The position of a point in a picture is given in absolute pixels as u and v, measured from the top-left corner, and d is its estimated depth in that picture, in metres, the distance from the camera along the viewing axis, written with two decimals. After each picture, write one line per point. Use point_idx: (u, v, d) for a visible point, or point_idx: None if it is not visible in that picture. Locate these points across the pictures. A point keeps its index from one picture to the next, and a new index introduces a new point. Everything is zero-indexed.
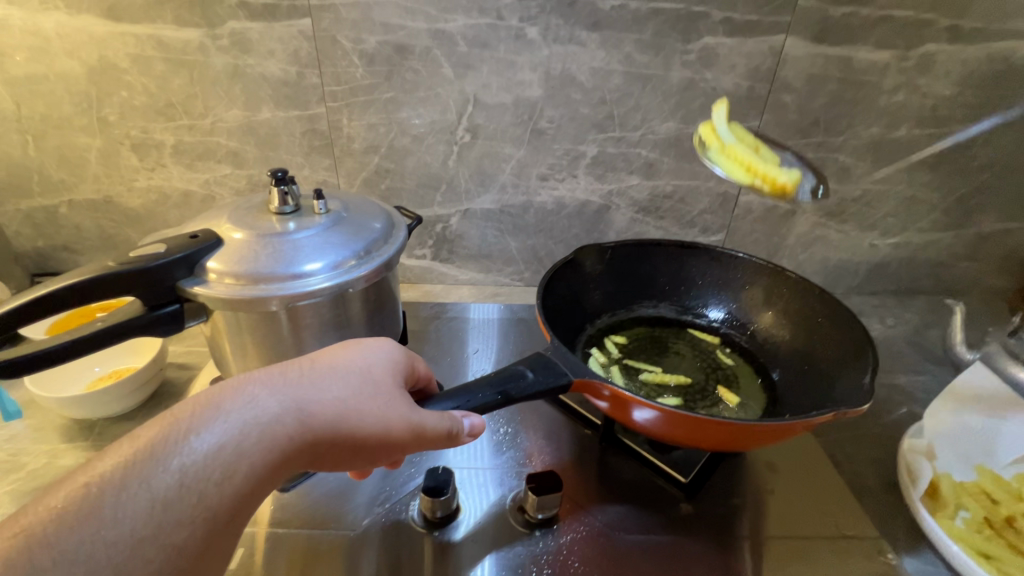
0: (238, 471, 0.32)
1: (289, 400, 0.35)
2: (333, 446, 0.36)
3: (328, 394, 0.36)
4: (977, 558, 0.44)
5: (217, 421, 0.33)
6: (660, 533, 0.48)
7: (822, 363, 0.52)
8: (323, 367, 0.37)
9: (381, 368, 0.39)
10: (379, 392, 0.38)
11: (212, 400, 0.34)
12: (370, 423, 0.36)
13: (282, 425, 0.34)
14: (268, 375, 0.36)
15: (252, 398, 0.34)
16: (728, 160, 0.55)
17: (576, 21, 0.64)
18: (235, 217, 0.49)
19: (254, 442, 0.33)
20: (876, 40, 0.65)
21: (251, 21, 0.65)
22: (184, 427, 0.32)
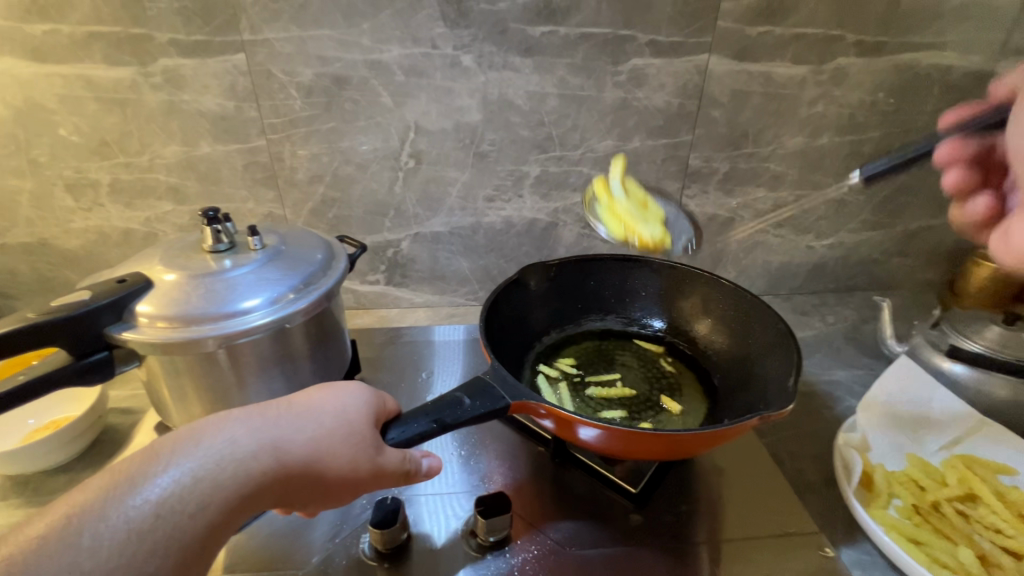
0: (207, 507, 0.32)
1: (264, 437, 0.35)
2: (306, 483, 0.35)
3: (303, 432, 0.35)
4: (907, 546, 0.45)
5: (189, 456, 0.33)
6: (611, 546, 0.49)
7: (757, 366, 0.54)
8: (299, 407, 0.37)
9: (358, 406, 0.38)
10: (357, 426, 0.37)
11: (187, 437, 0.34)
12: (344, 461, 0.35)
13: (258, 461, 0.34)
14: (246, 413, 0.36)
15: (226, 435, 0.34)
16: (608, 220, 0.59)
17: (508, 48, 0.66)
18: (168, 258, 0.49)
19: (225, 477, 0.32)
20: (792, 57, 0.69)
21: (184, 58, 0.64)
22: (158, 462, 0.32)
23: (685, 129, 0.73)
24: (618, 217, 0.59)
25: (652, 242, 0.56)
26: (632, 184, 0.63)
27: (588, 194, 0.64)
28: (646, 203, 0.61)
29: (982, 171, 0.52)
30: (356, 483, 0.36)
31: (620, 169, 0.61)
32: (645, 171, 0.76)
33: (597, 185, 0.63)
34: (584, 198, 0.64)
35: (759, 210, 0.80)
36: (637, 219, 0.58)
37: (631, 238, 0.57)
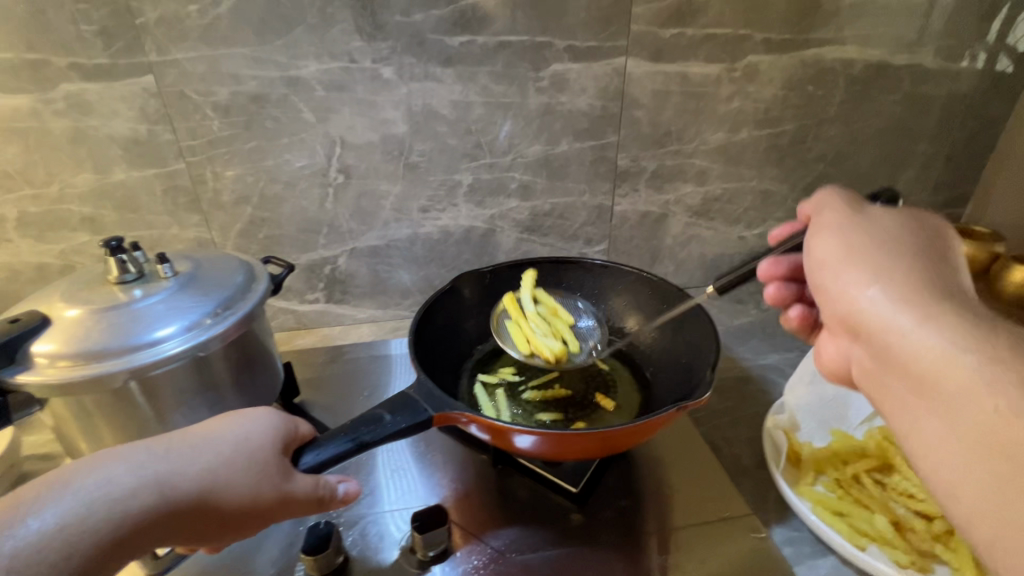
0: (83, 551, 0.30)
1: (151, 473, 0.33)
2: (201, 517, 0.34)
3: (194, 466, 0.34)
4: (831, 520, 0.47)
5: (64, 498, 0.31)
6: (553, 548, 0.49)
7: (685, 356, 0.56)
8: (194, 439, 0.36)
9: (261, 434, 0.37)
10: (255, 456, 0.36)
11: (62, 479, 0.32)
12: (243, 491, 0.35)
13: (141, 500, 0.32)
14: (132, 450, 0.34)
15: (108, 474, 0.32)
16: (514, 335, 0.59)
17: (428, 58, 0.66)
18: (70, 293, 0.46)
19: (102, 520, 0.31)
20: (705, 56, 0.71)
21: (87, 82, 0.62)
22: (23, 508, 0.30)
23: (611, 130, 0.75)
24: (520, 333, 0.59)
25: (552, 357, 0.56)
26: (543, 297, 0.62)
27: (498, 305, 0.62)
28: (557, 318, 0.60)
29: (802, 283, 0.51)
30: (258, 513, 0.36)
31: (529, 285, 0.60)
32: (576, 173, 0.77)
33: (508, 301, 0.61)
34: (493, 313, 0.62)
35: (689, 205, 0.83)
36: (542, 333, 0.58)
37: (535, 355, 0.57)
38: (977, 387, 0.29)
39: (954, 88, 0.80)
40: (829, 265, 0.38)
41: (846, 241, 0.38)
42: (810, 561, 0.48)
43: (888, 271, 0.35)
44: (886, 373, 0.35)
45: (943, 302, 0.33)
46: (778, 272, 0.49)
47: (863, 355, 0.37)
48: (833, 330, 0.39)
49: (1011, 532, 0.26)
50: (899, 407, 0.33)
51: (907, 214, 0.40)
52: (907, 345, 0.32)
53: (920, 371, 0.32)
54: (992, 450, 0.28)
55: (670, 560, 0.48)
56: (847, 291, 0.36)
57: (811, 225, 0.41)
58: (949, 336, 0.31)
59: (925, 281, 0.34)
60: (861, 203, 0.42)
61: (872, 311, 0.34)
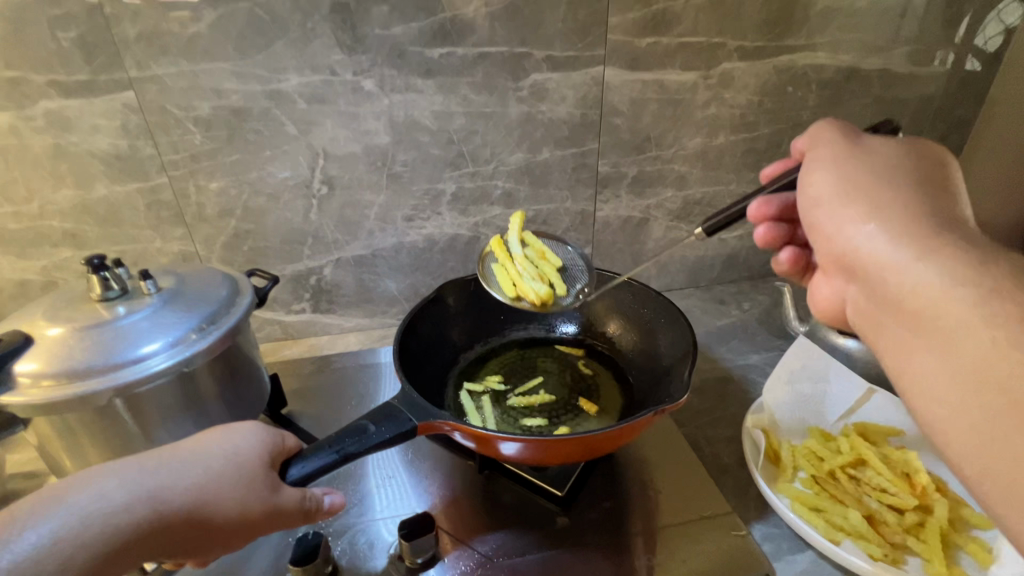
0: (75, 564, 0.30)
1: (143, 487, 0.34)
2: (191, 531, 0.34)
3: (185, 480, 0.35)
4: (807, 516, 0.49)
5: (56, 513, 0.31)
6: (539, 551, 0.50)
7: (666, 359, 0.57)
8: (185, 452, 0.36)
9: (250, 447, 0.37)
10: (245, 469, 0.36)
11: (54, 494, 0.32)
12: (234, 504, 0.35)
13: (132, 514, 0.33)
14: (123, 465, 0.35)
15: (99, 489, 0.33)
16: (500, 279, 0.60)
17: (408, 70, 0.67)
18: (52, 312, 0.46)
19: (94, 534, 0.31)
20: (681, 64, 0.73)
21: (66, 99, 0.62)
22: (16, 524, 0.31)
23: (591, 138, 0.76)
24: (507, 276, 0.59)
25: (538, 300, 0.56)
26: (531, 243, 0.62)
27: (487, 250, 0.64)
28: (543, 262, 0.60)
29: (792, 223, 0.51)
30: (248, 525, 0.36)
31: (517, 226, 0.61)
32: (558, 179, 0.78)
33: (496, 244, 0.63)
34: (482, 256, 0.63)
35: (670, 209, 0.85)
36: (528, 276, 0.58)
37: (521, 298, 0.57)
38: (971, 319, 0.28)
39: (922, 91, 0.83)
40: (825, 204, 0.37)
41: (845, 176, 0.37)
42: (788, 557, 0.49)
43: (885, 207, 0.34)
44: (882, 312, 0.33)
45: (941, 235, 0.31)
46: (770, 212, 0.48)
47: (860, 293, 0.35)
48: (830, 271, 0.38)
49: (1002, 464, 0.26)
50: (894, 345, 0.32)
51: (909, 148, 0.39)
52: (902, 281, 0.31)
53: (915, 306, 0.31)
54: (985, 384, 0.27)
55: (654, 559, 0.49)
56: (844, 230, 0.35)
57: (807, 162, 0.41)
58: (945, 269, 0.30)
59: (926, 216, 0.33)
60: (863, 138, 0.40)
61: (867, 248, 0.33)
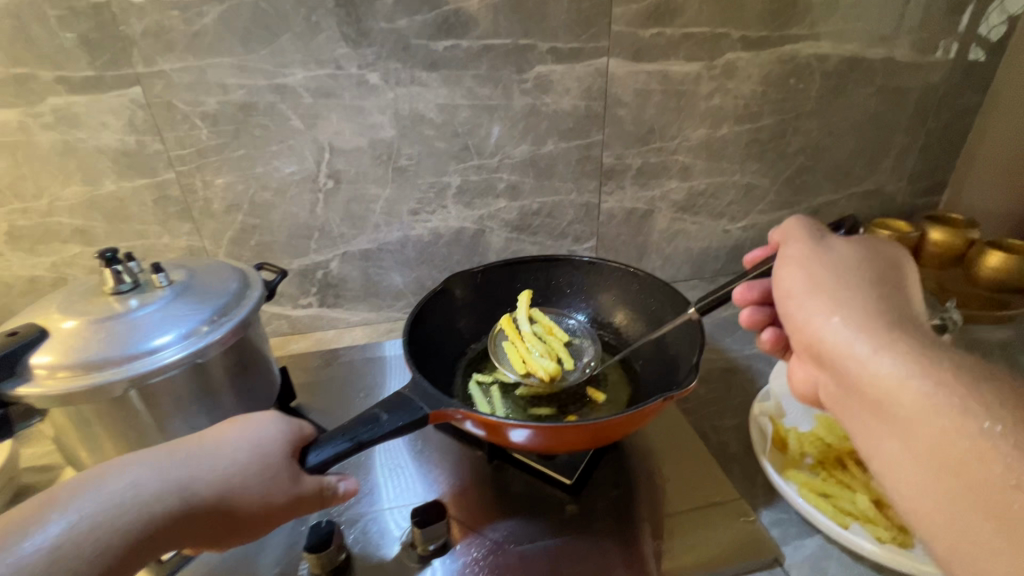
0: (111, 546, 0.31)
1: (173, 474, 0.34)
2: (217, 518, 0.35)
3: (213, 469, 0.35)
4: (816, 501, 0.49)
5: (92, 497, 0.32)
6: (550, 538, 0.50)
7: (672, 348, 0.58)
8: (211, 443, 0.37)
9: (273, 439, 0.38)
10: (270, 459, 0.37)
11: (89, 479, 0.33)
12: (259, 492, 0.36)
13: (164, 501, 0.33)
14: (153, 454, 0.35)
15: (132, 476, 0.33)
16: (510, 356, 0.60)
17: (413, 63, 0.67)
18: (66, 305, 0.47)
19: (129, 519, 0.32)
20: (684, 54, 0.73)
21: (74, 95, 0.62)
22: (54, 506, 0.31)
23: (595, 129, 0.76)
24: (517, 355, 0.59)
25: (546, 377, 0.57)
26: (539, 319, 0.63)
27: (496, 327, 0.64)
28: (553, 338, 0.61)
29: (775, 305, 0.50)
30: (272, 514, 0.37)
31: (527, 304, 0.62)
32: (562, 171, 0.79)
33: (505, 321, 0.63)
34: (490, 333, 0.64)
35: (674, 200, 0.85)
36: (538, 353, 0.59)
37: (529, 375, 0.57)
38: (926, 409, 0.30)
39: (926, 80, 0.83)
40: (796, 297, 0.40)
41: (812, 273, 0.40)
42: (796, 541, 0.50)
43: (848, 303, 0.37)
44: (848, 398, 0.36)
45: (897, 331, 0.34)
46: (750, 296, 0.48)
47: (829, 380, 0.38)
48: (803, 357, 0.40)
49: (970, 550, 0.27)
50: (864, 433, 0.34)
51: (867, 248, 0.42)
52: (864, 371, 0.34)
53: (878, 397, 0.33)
54: (946, 467, 0.29)
55: (663, 545, 0.49)
56: (813, 322, 0.38)
57: (780, 255, 0.44)
58: (901, 362, 0.32)
59: (883, 312, 0.36)
60: (828, 237, 0.44)
61: (834, 338, 0.36)
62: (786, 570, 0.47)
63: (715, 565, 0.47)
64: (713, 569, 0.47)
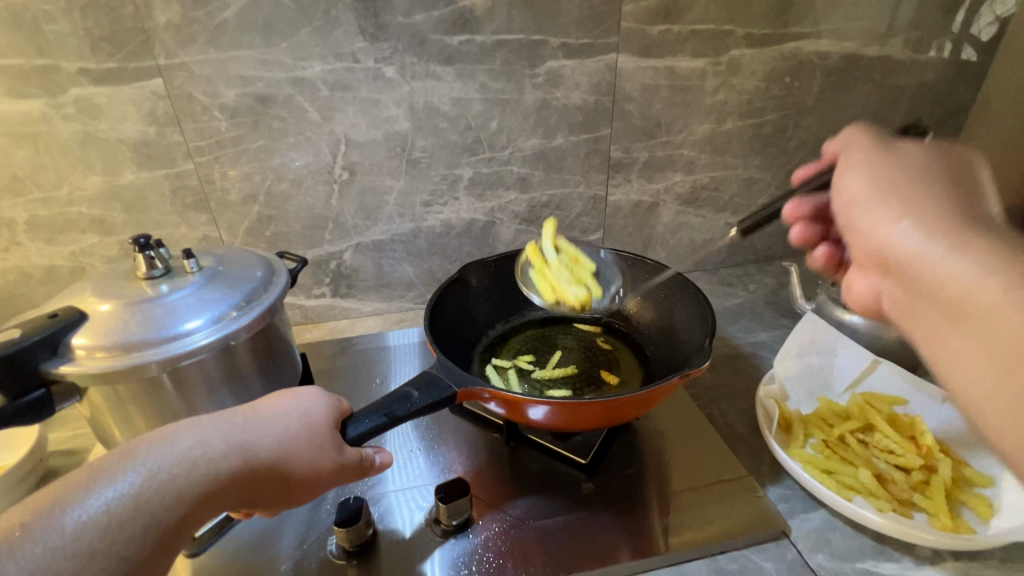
0: (183, 498, 0.33)
1: (238, 436, 0.36)
2: (275, 481, 0.37)
3: (269, 435, 0.37)
4: (820, 476, 0.52)
5: (165, 453, 0.34)
6: (567, 513, 0.52)
7: (682, 333, 0.60)
8: (268, 410, 0.39)
9: (320, 411, 0.40)
10: (319, 430, 0.39)
11: (161, 437, 0.35)
12: (311, 460, 0.38)
13: (228, 461, 0.35)
14: (217, 417, 0.37)
15: (201, 435, 0.35)
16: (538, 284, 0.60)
17: (429, 57, 0.69)
18: (101, 289, 0.48)
19: (199, 473, 0.34)
20: (691, 51, 0.75)
21: (96, 86, 0.63)
22: (132, 460, 0.33)
23: (604, 124, 0.78)
24: (546, 281, 0.60)
25: (576, 304, 0.57)
26: (563, 249, 0.64)
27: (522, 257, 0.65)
28: (578, 264, 0.62)
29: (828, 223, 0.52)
30: (321, 481, 0.39)
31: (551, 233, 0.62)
32: (571, 165, 0.81)
33: (532, 250, 0.63)
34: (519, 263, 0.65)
35: (679, 193, 0.87)
36: (566, 281, 0.59)
37: (559, 302, 0.58)
38: (1001, 306, 0.30)
39: (922, 77, 0.85)
40: (860, 203, 0.39)
41: (877, 179, 0.39)
42: (802, 515, 0.52)
43: (919, 207, 0.36)
44: (917, 302, 0.35)
45: (973, 228, 0.33)
46: (801, 212, 0.50)
47: (894, 286, 0.37)
48: (867, 265, 0.40)
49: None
50: (931, 335, 0.34)
51: (941, 151, 0.40)
52: (934, 274, 0.33)
53: (949, 296, 0.32)
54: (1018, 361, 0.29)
55: (676, 519, 0.52)
56: (879, 228, 0.37)
57: (843, 164, 0.43)
58: (975, 262, 0.31)
59: (954, 214, 0.35)
60: (895, 143, 0.42)
61: (900, 243, 0.35)
62: (792, 541, 0.50)
63: (725, 537, 0.50)
64: (722, 541, 0.49)
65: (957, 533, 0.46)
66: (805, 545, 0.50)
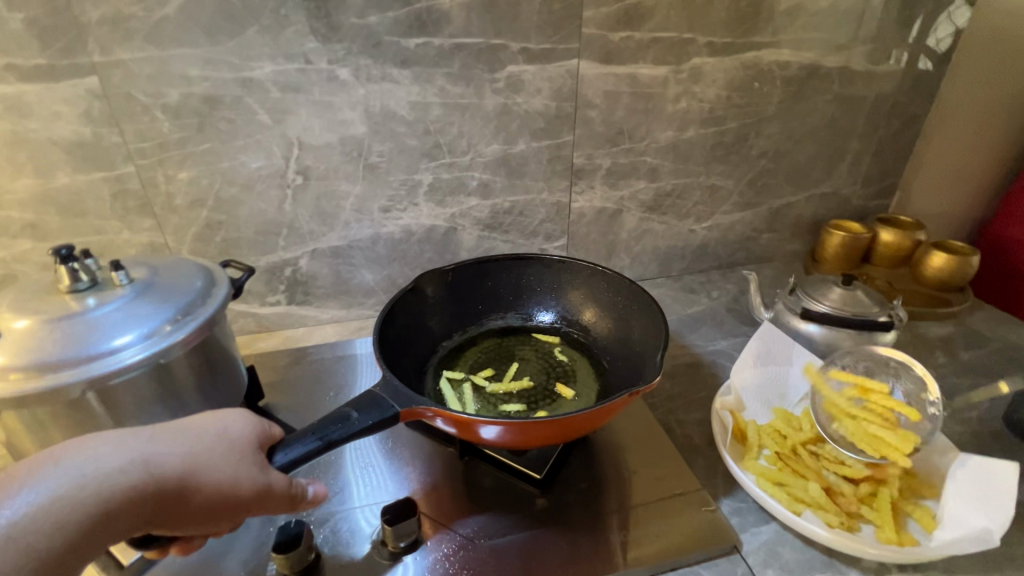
0: (71, 523, 0.32)
1: (139, 453, 0.35)
2: (182, 502, 0.36)
3: (174, 453, 0.36)
4: (772, 489, 0.52)
5: (53, 474, 0.33)
6: (520, 531, 0.51)
7: (639, 344, 0.60)
8: (175, 427, 0.38)
9: (238, 428, 0.39)
10: (233, 448, 0.38)
11: (54, 456, 0.34)
12: (220, 478, 0.37)
13: (124, 480, 0.34)
14: (122, 432, 0.36)
15: (96, 453, 0.34)
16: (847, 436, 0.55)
17: (385, 60, 0.67)
18: (18, 304, 0.45)
19: (90, 495, 0.33)
20: (653, 58, 0.75)
21: (24, 83, 0.59)
22: (16, 483, 0.32)
23: (566, 130, 0.77)
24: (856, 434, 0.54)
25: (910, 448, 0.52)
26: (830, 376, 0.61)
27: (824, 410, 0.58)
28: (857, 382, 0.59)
29: None
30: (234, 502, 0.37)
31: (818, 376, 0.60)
32: (533, 171, 0.80)
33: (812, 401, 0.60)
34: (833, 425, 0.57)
35: (642, 200, 0.87)
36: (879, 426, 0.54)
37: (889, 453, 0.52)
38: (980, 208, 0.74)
39: (881, 89, 0.87)
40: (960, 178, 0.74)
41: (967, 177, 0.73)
42: (753, 529, 0.52)
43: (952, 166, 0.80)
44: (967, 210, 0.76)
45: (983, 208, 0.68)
46: None
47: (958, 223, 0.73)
48: None
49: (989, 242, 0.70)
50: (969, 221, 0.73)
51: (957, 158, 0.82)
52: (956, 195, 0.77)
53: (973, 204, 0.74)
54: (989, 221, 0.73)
55: (630, 534, 0.51)
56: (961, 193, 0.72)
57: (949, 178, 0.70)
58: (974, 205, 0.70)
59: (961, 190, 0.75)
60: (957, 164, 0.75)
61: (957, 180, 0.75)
62: (743, 556, 0.50)
63: (676, 553, 0.49)
64: (673, 556, 0.49)
65: (901, 545, 0.47)
66: (755, 560, 0.50)
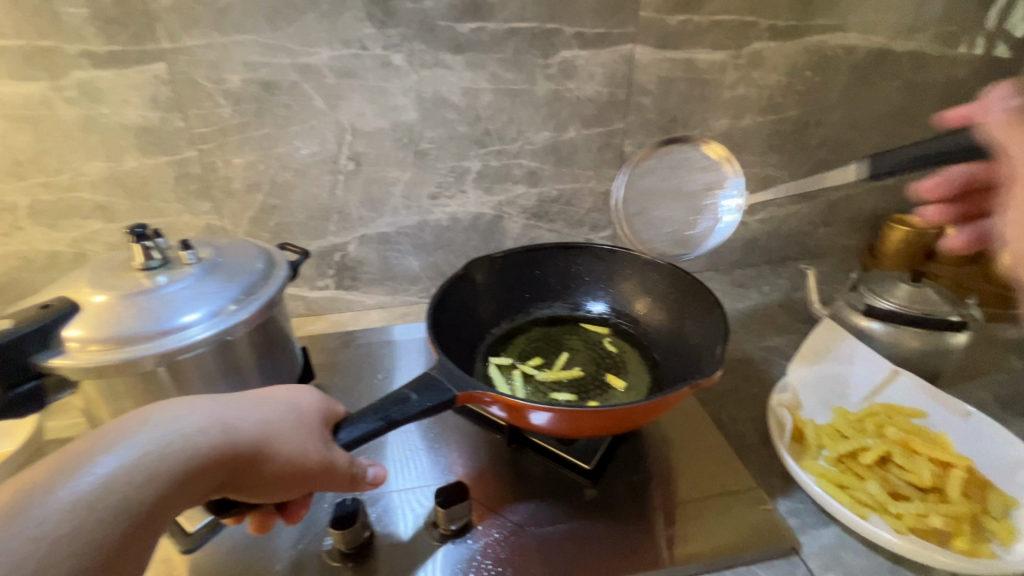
0: (159, 480, 0.33)
1: (219, 418, 0.36)
2: (257, 466, 0.37)
3: (249, 420, 0.37)
4: (834, 491, 0.50)
5: (141, 432, 0.34)
6: (569, 520, 0.51)
7: (693, 337, 0.58)
8: (247, 396, 0.39)
9: (305, 403, 0.41)
10: (302, 421, 0.39)
11: (138, 416, 0.35)
12: (291, 446, 0.38)
13: (206, 443, 0.35)
14: (200, 398, 0.37)
15: (179, 415, 0.35)
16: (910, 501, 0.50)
17: (438, 45, 0.67)
18: (97, 279, 0.48)
19: (176, 454, 0.34)
20: (712, 43, 0.72)
21: (98, 70, 0.61)
22: (106, 440, 0.33)
23: (618, 117, 0.76)
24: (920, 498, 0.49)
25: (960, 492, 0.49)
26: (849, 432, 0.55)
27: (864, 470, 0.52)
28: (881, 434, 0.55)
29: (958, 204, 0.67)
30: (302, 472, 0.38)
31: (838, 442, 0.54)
32: (582, 160, 0.78)
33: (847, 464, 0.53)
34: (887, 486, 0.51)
35: None
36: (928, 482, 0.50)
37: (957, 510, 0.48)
38: None
39: (955, 75, 0.82)
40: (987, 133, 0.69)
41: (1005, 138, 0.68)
42: (813, 531, 0.50)
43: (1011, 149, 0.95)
44: None
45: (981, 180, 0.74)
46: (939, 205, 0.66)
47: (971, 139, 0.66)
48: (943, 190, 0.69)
49: None
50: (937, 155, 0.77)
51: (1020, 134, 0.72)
52: None
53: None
54: None
55: (682, 530, 0.50)
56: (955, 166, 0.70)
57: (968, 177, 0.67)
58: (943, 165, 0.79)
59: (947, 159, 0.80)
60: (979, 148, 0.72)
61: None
62: (803, 558, 0.48)
63: (732, 551, 0.48)
64: (729, 554, 0.48)
65: (974, 557, 0.45)
66: (816, 563, 0.48)
